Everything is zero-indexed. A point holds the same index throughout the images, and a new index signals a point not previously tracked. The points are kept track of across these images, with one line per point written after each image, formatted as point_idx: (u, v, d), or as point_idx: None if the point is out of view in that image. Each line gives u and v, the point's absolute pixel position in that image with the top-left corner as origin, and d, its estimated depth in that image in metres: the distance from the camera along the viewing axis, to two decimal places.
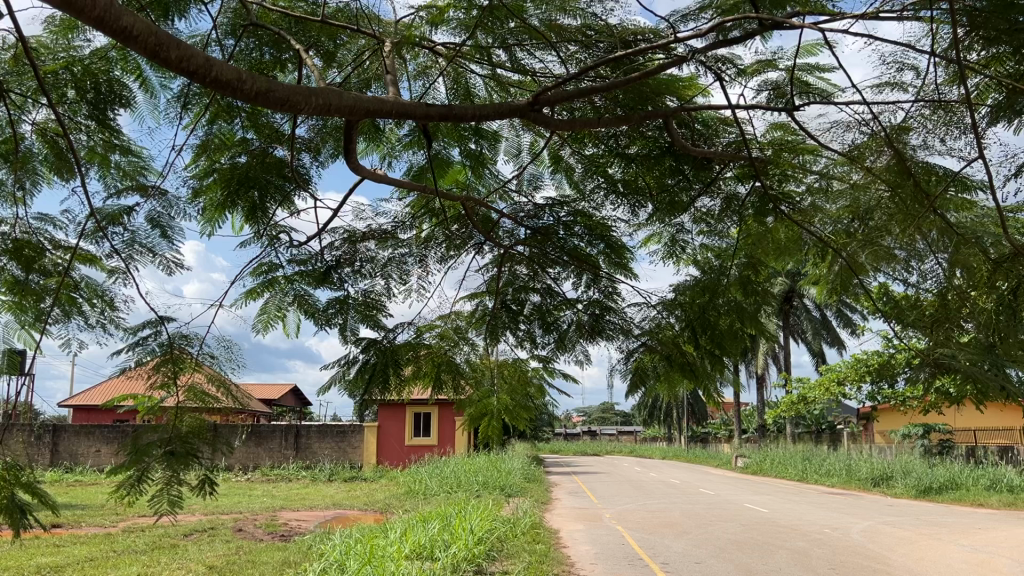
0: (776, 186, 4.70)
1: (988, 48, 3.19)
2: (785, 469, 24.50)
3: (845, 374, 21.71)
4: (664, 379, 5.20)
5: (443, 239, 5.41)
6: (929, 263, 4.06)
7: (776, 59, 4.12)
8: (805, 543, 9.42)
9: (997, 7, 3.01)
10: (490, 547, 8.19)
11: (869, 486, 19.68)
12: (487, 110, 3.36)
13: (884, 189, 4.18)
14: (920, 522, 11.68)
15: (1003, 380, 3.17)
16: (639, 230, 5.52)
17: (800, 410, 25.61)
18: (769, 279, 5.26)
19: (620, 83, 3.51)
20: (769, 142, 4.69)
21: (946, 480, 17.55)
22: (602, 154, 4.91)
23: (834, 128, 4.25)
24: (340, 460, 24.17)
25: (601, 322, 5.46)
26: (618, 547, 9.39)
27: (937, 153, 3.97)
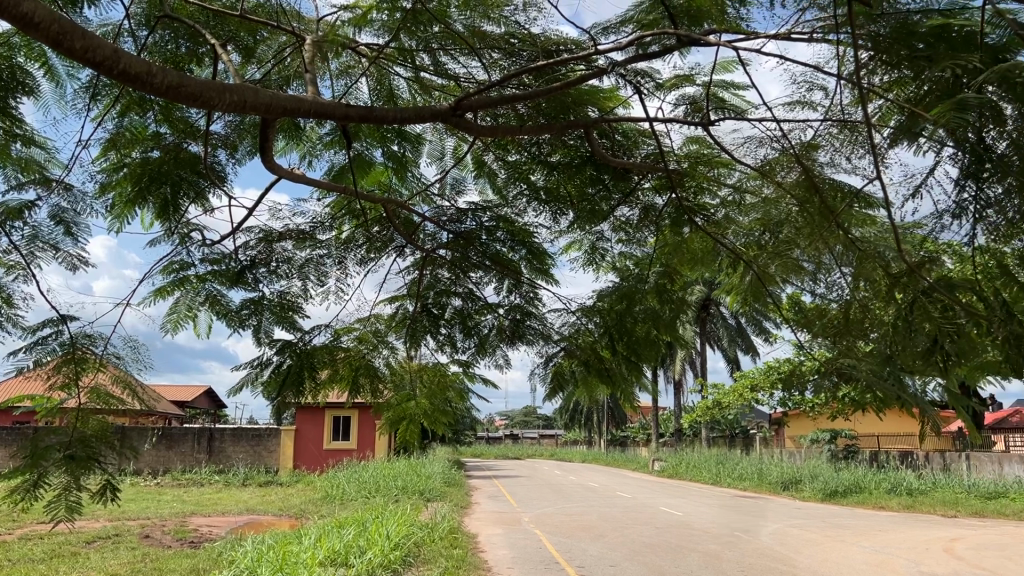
0: (693, 198, 4.92)
1: (890, 72, 3.35)
2: (700, 473, 25.11)
3: (758, 381, 22.39)
4: (582, 384, 5.28)
5: (363, 241, 5.34)
6: (835, 276, 4.19)
7: (694, 74, 4.22)
8: (715, 546, 9.67)
9: (900, 35, 3.26)
10: (406, 552, 8.14)
11: (778, 489, 20.32)
12: (405, 113, 3.33)
13: (793, 204, 4.35)
14: (824, 524, 12.13)
15: (899, 389, 3.36)
16: (560, 237, 5.57)
17: (715, 415, 26.29)
18: (686, 288, 5.37)
19: (542, 92, 3.53)
20: (685, 155, 4.87)
21: (851, 483, 18.26)
22: (524, 161, 4.95)
23: (748, 143, 4.40)
24: (255, 463, 23.63)
25: (522, 327, 5.47)
26: (536, 550, 9.45)
27: (843, 171, 4.12)
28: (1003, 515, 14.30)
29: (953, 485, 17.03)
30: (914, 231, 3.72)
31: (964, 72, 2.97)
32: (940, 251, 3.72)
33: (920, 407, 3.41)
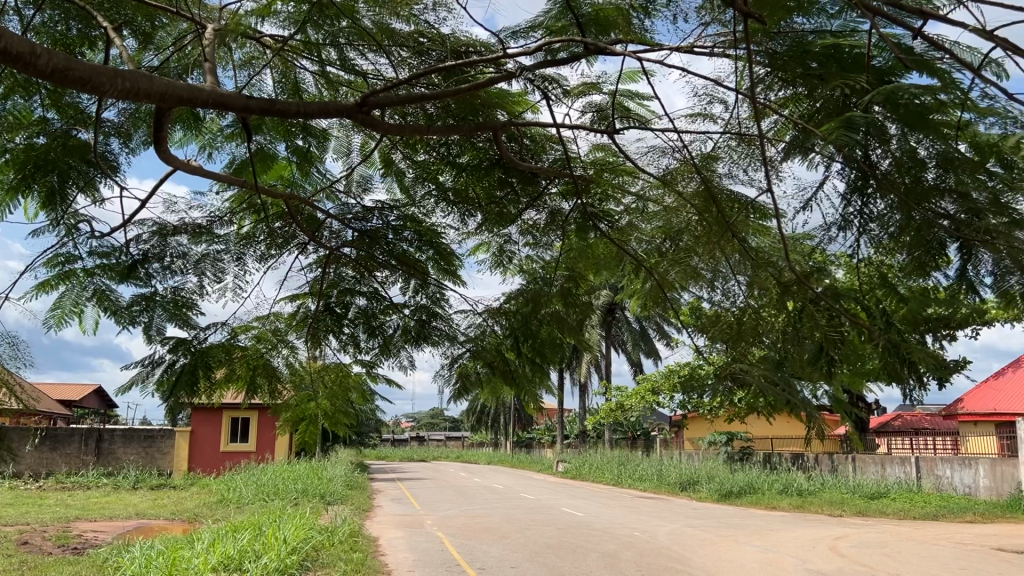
0: (597, 205, 5.01)
1: (783, 89, 3.51)
2: (603, 474, 25.54)
3: (659, 384, 22.93)
4: (485, 384, 5.38)
5: (264, 237, 5.19)
6: (730, 284, 4.36)
7: (600, 82, 4.28)
8: (614, 546, 9.83)
9: (794, 54, 3.41)
10: (304, 557, 7.97)
11: (677, 490, 20.86)
12: (307, 106, 3.25)
13: (692, 213, 4.48)
14: (719, 524, 12.49)
15: (790, 394, 3.44)
16: (468, 238, 5.56)
17: (618, 417, 26.79)
18: (590, 292, 5.43)
19: (450, 93, 3.51)
20: (591, 162, 4.93)
21: (745, 484, 18.89)
22: (433, 161, 4.91)
23: (652, 153, 4.51)
24: (147, 466, 22.72)
25: (427, 328, 5.44)
26: (437, 553, 9.40)
27: (740, 183, 4.27)
28: (884, 514, 15.04)
29: (840, 485, 17.82)
30: (804, 243, 3.89)
31: (852, 91, 3.13)
32: (831, 262, 3.86)
33: (807, 410, 3.50)
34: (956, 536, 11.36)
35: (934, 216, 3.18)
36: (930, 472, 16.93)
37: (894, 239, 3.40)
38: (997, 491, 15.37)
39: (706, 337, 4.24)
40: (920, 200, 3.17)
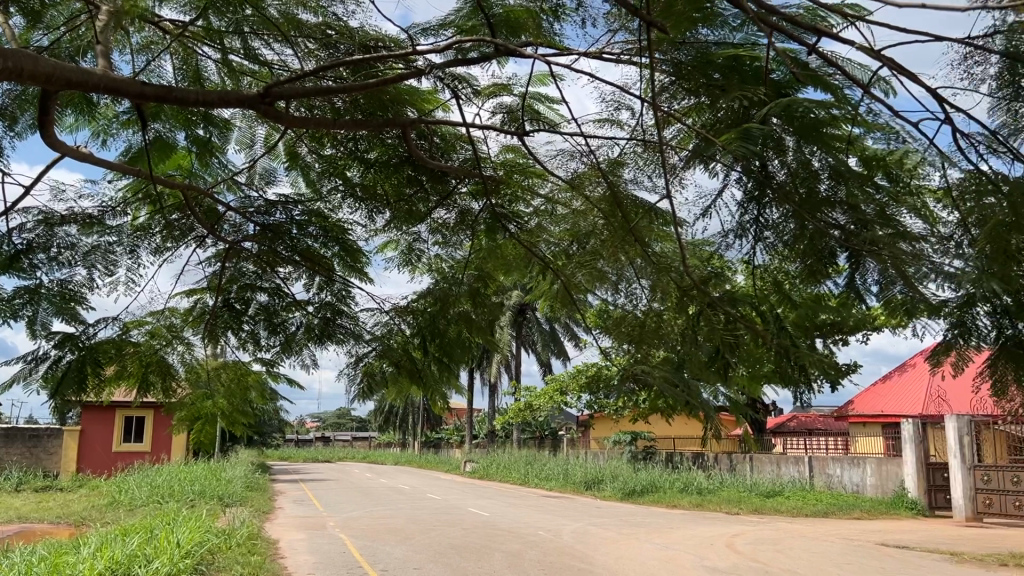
0: (507, 206, 5.02)
1: (688, 98, 3.60)
2: (510, 474, 25.68)
3: (567, 385, 23.21)
4: (392, 383, 5.25)
5: (160, 228, 5.00)
6: (634, 287, 4.39)
7: (511, 84, 4.30)
8: (519, 546, 9.88)
9: (699, 64, 3.50)
10: (198, 560, 7.72)
11: (582, 489, 21.15)
12: (205, 93, 3.12)
13: (600, 217, 4.54)
14: (622, 523, 12.72)
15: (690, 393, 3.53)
16: (376, 235, 5.49)
17: (526, 417, 26.97)
18: (498, 292, 5.44)
19: (357, 87, 3.44)
20: (501, 162, 4.94)
21: (647, 483, 19.30)
22: (341, 156, 4.82)
23: (561, 156, 4.55)
24: (31, 467, 21.59)
25: (331, 326, 5.33)
26: (339, 555, 9.25)
27: (645, 189, 4.35)
28: (778, 512, 15.62)
29: (737, 484, 18.43)
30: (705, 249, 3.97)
31: (751, 103, 3.25)
32: (730, 268, 3.96)
33: (706, 411, 3.72)
34: (844, 532, 11.90)
35: (826, 226, 3.28)
36: (822, 471, 17.66)
37: (787, 247, 3.53)
38: (882, 489, 16.13)
39: (610, 338, 4.31)
40: (812, 211, 3.27)
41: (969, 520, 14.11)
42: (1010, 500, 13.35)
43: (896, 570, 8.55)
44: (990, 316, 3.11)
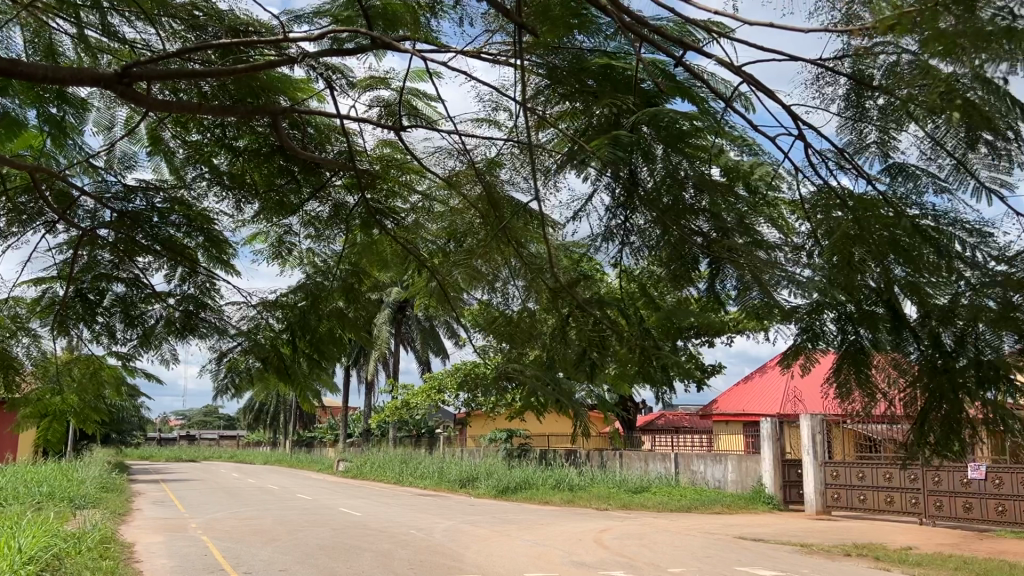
0: (383, 201, 4.96)
1: (560, 104, 3.72)
2: (383, 473, 25.41)
3: (443, 383, 23.18)
4: (257, 381, 5.09)
5: (5, 212, 4.67)
6: (510, 288, 4.44)
7: (389, 78, 4.26)
8: (389, 545, 9.77)
9: (572, 69, 3.60)
10: (42, 566, 7.24)
11: (456, 487, 21.18)
12: (51, 68, 2.94)
13: (476, 216, 4.54)
14: (494, 520, 12.80)
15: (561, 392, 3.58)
16: (244, 227, 5.31)
17: (402, 415, 26.78)
18: (372, 289, 5.32)
19: (225, 72, 3.31)
20: (377, 157, 4.90)
21: (520, 481, 19.53)
22: (207, 142, 4.66)
23: (438, 153, 4.54)
24: None
25: (193, 319, 5.09)
26: (199, 558, 8.89)
27: (520, 190, 4.40)
28: (645, 507, 16.10)
29: (607, 480, 18.91)
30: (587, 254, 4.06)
31: (621, 111, 3.36)
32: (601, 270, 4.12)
33: (577, 409, 3.77)
34: (706, 526, 12.39)
35: (689, 233, 3.55)
36: (687, 468, 18.33)
37: (655, 253, 3.81)
38: (742, 484, 16.87)
39: (488, 336, 4.40)
40: (677, 219, 3.51)
41: (820, 513, 14.90)
42: (856, 494, 14.44)
43: (751, 561, 8.96)
44: (836, 323, 3.16)
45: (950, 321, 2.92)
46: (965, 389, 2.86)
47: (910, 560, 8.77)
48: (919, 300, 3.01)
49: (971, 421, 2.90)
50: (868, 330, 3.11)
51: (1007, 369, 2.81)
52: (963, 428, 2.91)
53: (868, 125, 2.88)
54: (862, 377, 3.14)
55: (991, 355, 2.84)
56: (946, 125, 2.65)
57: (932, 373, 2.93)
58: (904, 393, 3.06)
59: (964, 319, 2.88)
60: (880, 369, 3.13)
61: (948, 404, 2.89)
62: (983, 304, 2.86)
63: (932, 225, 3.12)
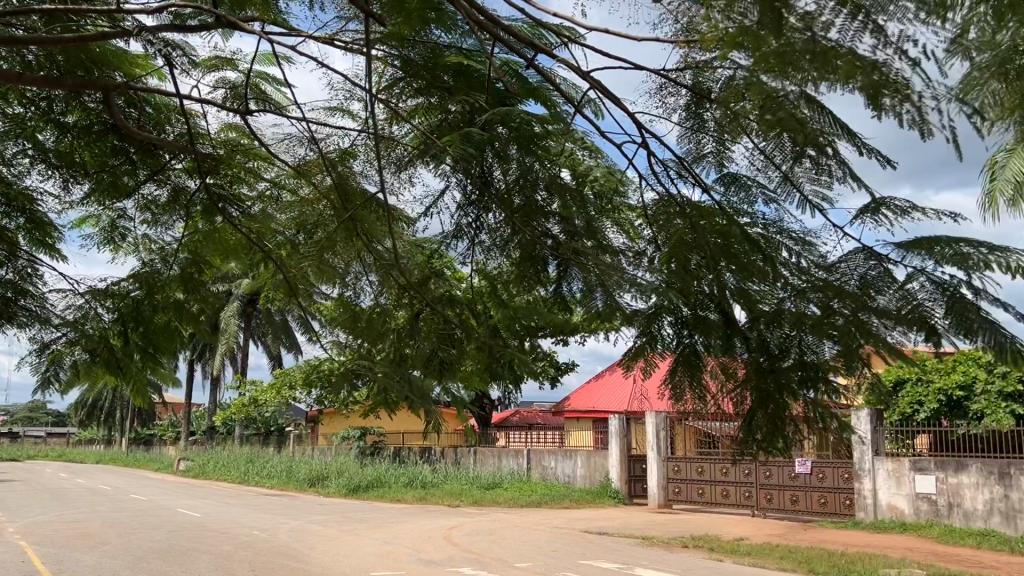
0: (227, 188, 4.68)
1: (414, 97, 3.70)
2: (228, 472, 24.43)
3: (295, 379, 22.55)
4: (84, 374, 4.84)
5: None
6: (363, 281, 4.39)
7: (236, 60, 4.10)
8: (229, 547, 9.40)
9: (427, 62, 3.56)
10: None
11: (305, 486, 20.67)
12: None
13: (327, 208, 4.45)
14: (342, 519, 12.57)
15: (408, 388, 3.57)
16: (71, 209, 4.94)
17: (250, 412, 25.83)
18: (213, 280, 5.11)
19: (52, 41, 3.07)
20: (223, 141, 4.67)
21: (372, 479, 19.29)
22: (31, 117, 4.31)
23: (287, 140, 4.39)
24: None
25: (13, 307, 4.61)
26: (14, 565, 8.23)
27: (372, 181, 4.34)
28: (496, 504, 16.28)
29: (460, 477, 19.00)
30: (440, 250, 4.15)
31: (472, 108, 3.39)
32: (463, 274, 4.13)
33: (427, 406, 3.66)
34: (553, 521, 12.67)
35: (540, 233, 3.61)
36: (538, 464, 18.67)
37: (503, 251, 3.85)
38: (590, 479, 17.37)
39: (336, 330, 4.27)
40: (528, 219, 3.58)
41: (661, 506, 15.54)
42: (695, 487, 15.13)
43: (594, 554, 9.23)
44: (673, 327, 3.28)
45: (776, 325, 3.10)
46: (788, 389, 3.04)
47: (741, 550, 9.29)
48: (748, 305, 3.16)
49: (793, 418, 3.09)
50: (701, 336, 3.24)
51: (825, 370, 3.01)
52: (786, 427, 3.11)
53: (706, 137, 3.08)
54: (696, 379, 3.28)
55: (813, 356, 3.03)
56: (774, 140, 2.85)
57: (760, 374, 3.09)
58: (733, 395, 3.22)
59: (789, 324, 3.06)
60: (712, 374, 3.26)
61: (774, 404, 3.08)
62: (806, 310, 3.05)
63: (761, 232, 3.31)
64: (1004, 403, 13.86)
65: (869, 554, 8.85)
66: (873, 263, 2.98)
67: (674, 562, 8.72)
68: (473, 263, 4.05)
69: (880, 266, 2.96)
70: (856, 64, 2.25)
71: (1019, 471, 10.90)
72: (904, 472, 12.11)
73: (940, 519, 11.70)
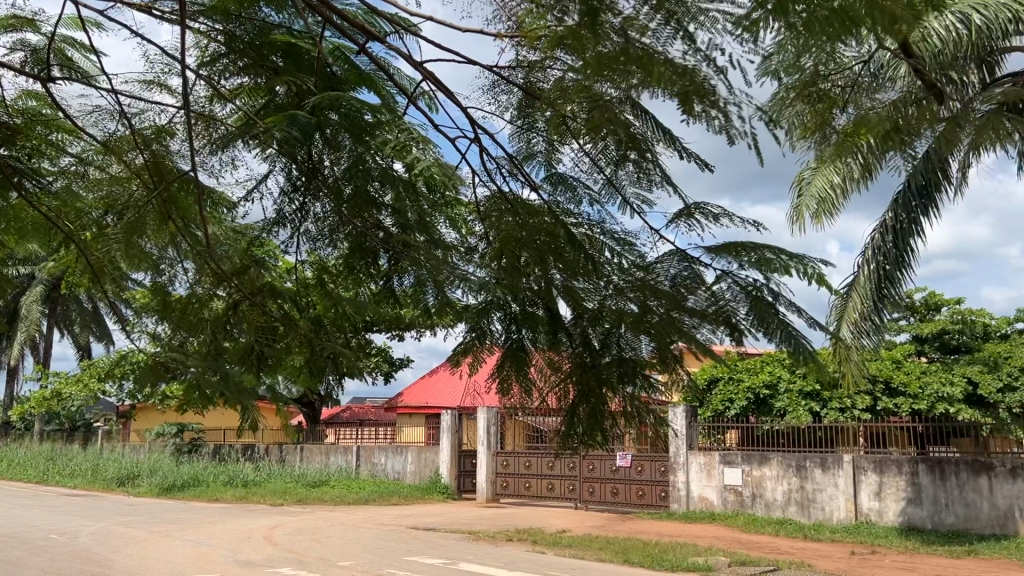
0: (25, 160, 4.20)
1: (239, 75, 3.52)
2: (25, 471, 22.43)
3: (105, 371, 21.03)
4: None
5: None
6: (177, 266, 4.10)
7: (36, 21, 3.74)
8: (19, 553, 8.61)
9: (254, 40, 3.38)
10: None
11: (112, 486, 19.29)
12: None
13: (138, 188, 4.16)
14: (152, 520, 11.84)
15: (224, 383, 3.25)
16: None
17: (52, 406, 23.83)
18: (6, 260, 4.67)
19: None
20: (19, 109, 4.21)
21: (189, 477, 18.32)
22: None
23: (96, 113, 4.07)
24: None
25: None
26: None
27: (189, 161, 4.10)
28: (320, 501, 15.89)
29: (284, 475, 18.43)
30: (263, 237, 4.05)
31: (299, 89, 3.27)
32: (294, 263, 4.02)
33: (245, 402, 3.36)
34: (379, 518, 12.53)
35: (371, 226, 3.56)
36: (367, 461, 18.43)
37: (332, 241, 3.78)
38: (420, 476, 17.33)
39: (163, 323, 3.92)
40: (358, 210, 3.52)
41: (488, 501, 15.73)
42: (523, 481, 15.44)
43: (419, 550, 9.20)
44: (502, 323, 3.29)
45: (598, 322, 3.20)
46: (608, 384, 3.17)
47: (562, 542, 9.56)
48: (573, 302, 3.23)
49: (612, 413, 3.22)
50: (528, 331, 3.29)
51: (641, 366, 3.14)
52: (605, 420, 3.22)
53: (536, 136, 3.13)
54: (521, 373, 3.32)
55: (631, 353, 3.16)
56: (599, 143, 2.96)
57: (582, 370, 3.22)
58: (556, 389, 3.31)
59: (610, 322, 3.15)
60: (538, 369, 3.33)
61: (595, 399, 3.20)
62: (626, 308, 3.14)
63: (587, 233, 3.41)
64: (803, 401, 15.07)
65: (679, 543, 9.35)
66: (684, 265, 3.14)
67: (497, 556, 8.83)
68: (303, 254, 3.97)
69: (690, 268, 3.12)
70: (669, 70, 2.39)
71: (813, 464, 11.88)
72: (714, 466, 12.94)
73: (745, 509, 12.55)
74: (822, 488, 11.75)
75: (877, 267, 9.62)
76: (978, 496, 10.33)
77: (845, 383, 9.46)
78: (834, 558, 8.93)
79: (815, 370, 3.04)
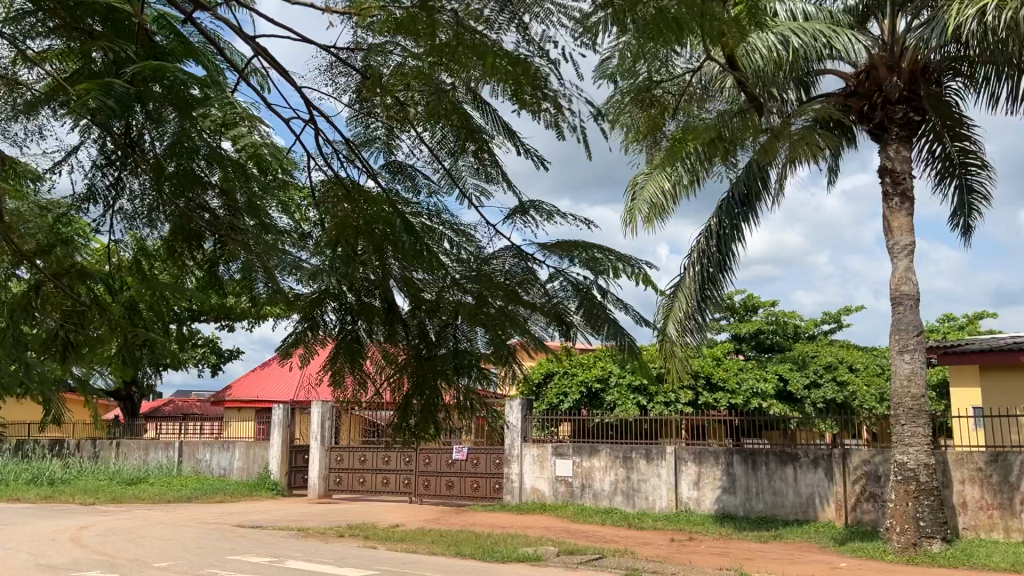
0: None
1: (49, 36, 3.19)
2: None
3: None
4: None
5: None
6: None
7: None
8: None
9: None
10: None
11: None
12: None
13: None
14: None
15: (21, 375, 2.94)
16: None
17: None
18: None
19: None
20: None
21: None
22: None
23: None
24: None
25: None
26: None
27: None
28: (138, 500, 14.95)
29: (97, 473, 17.25)
30: (71, 214, 3.63)
31: (119, 56, 3.01)
32: (109, 244, 3.65)
33: (46, 391, 3.13)
34: (202, 516, 11.95)
35: (195, 207, 3.30)
36: (191, 457, 17.54)
37: (150, 219, 3.45)
38: (247, 472, 16.64)
39: None
40: (182, 188, 3.21)
41: (320, 497, 15.36)
42: (356, 477, 15.20)
43: (244, 548, 8.84)
44: (336, 314, 3.27)
45: (435, 314, 3.19)
46: (443, 375, 3.21)
47: (394, 537, 9.48)
48: (411, 293, 3.20)
49: (445, 405, 3.30)
50: (364, 322, 3.29)
51: (476, 359, 3.19)
52: (438, 413, 3.30)
53: (376, 121, 3.03)
54: (356, 366, 3.36)
55: (467, 345, 3.19)
56: (438, 133, 2.94)
57: (418, 361, 3.25)
58: (390, 381, 3.38)
59: (447, 314, 3.16)
60: (372, 360, 3.38)
61: (429, 390, 3.26)
62: (462, 300, 3.14)
63: (427, 223, 3.33)
64: (632, 395, 15.67)
65: (510, 535, 9.52)
66: (520, 262, 3.13)
67: (328, 552, 8.63)
68: (119, 235, 3.61)
69: (524, 265, 3.12)
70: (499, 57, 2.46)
71: (639, 455, 12.40)
72: (547, 458, 13.27)
73: (574, 499, 12.94)
74: (646, 478, 12.32)
75: (701, 269, 10.16)
76: (785, 484, 11.14)
77: (668, 379, 10.23)
78: (655, 545, 9.38)
79: (639, 363, 3.19)
